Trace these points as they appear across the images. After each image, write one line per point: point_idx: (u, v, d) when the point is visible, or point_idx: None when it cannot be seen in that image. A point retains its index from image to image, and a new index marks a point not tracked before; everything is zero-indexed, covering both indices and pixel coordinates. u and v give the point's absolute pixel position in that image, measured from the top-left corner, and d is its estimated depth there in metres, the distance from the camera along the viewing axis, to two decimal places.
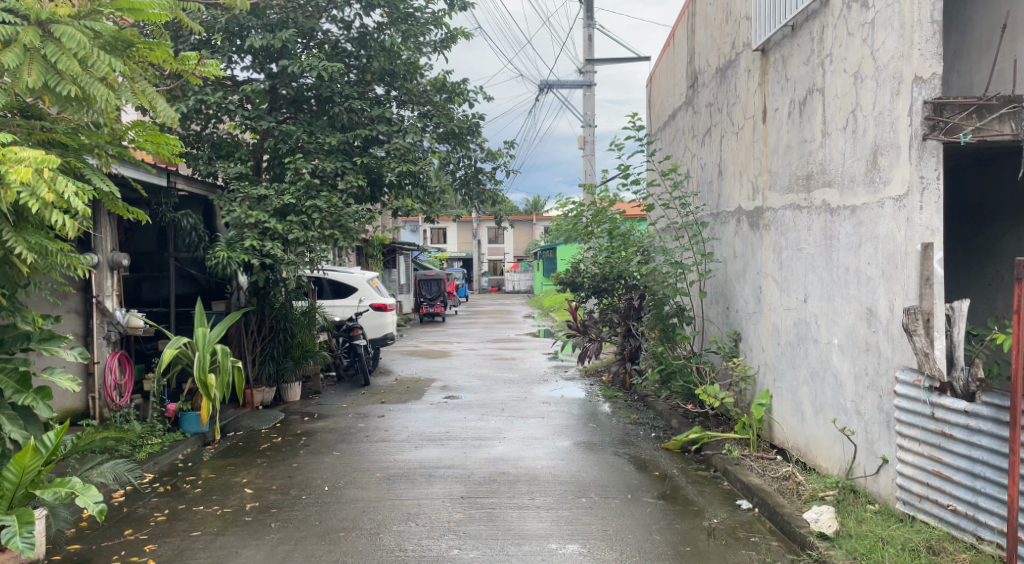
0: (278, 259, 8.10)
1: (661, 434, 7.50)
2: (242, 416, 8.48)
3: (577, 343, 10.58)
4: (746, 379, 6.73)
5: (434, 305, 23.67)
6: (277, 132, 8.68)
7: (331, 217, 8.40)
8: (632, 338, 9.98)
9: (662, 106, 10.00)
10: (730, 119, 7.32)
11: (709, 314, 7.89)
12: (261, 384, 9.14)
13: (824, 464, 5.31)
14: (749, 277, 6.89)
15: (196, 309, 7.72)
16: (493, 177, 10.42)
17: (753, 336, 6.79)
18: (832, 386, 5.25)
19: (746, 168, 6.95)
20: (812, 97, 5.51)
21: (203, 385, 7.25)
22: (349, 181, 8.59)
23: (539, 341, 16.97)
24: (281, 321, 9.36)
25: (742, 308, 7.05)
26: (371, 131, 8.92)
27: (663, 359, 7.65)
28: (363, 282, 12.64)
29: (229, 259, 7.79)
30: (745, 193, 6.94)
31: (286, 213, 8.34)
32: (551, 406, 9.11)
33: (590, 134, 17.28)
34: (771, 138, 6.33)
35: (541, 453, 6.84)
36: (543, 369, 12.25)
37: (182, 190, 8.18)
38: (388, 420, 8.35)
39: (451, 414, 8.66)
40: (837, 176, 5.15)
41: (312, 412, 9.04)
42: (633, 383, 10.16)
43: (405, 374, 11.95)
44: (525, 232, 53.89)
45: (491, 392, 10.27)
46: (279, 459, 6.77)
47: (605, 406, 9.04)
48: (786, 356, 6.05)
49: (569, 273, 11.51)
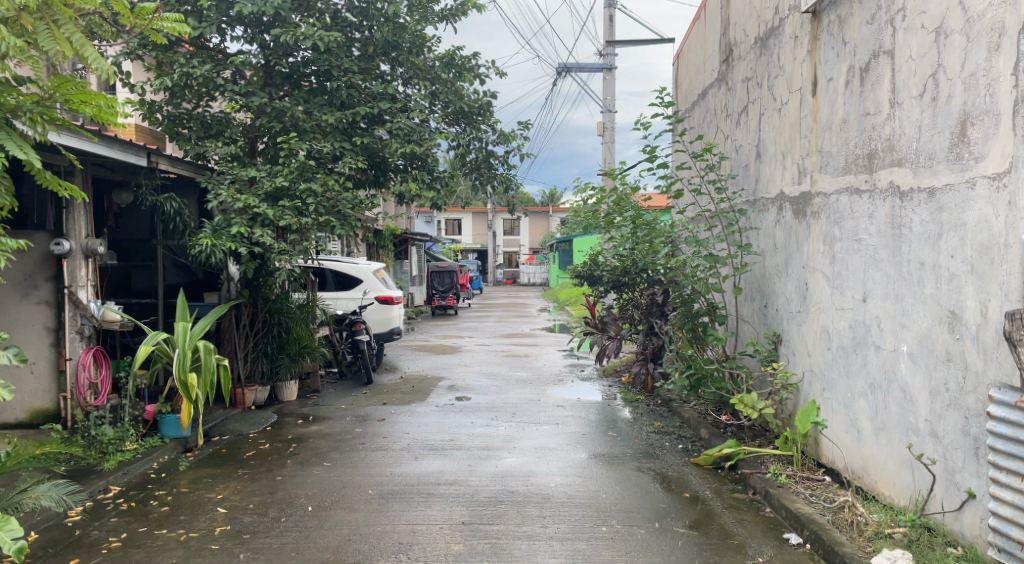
0: (269, 249, 7.34)
1: (689, 447, 6.71)
2: (230, 418, 7.80)
3: (596, 340, 9.96)
4: (788, 388, 5.96)
5: (446, 298, 22.96)
6: (270, 109, 7.95)
7: (328, 200, 7.71)
8: (654, 337, 9.34)
9: (691, 84, 9.18)
10: (772, 93, 6.51)
11: (743, 312, 7.11)
12: (254, 383, 8.48)
13: (888, 493, 4.55)
14: (793, 272, 6.12)
15: (178, 302, 7.03)
16: (506, 161, 9.65)
17: (797, 339, 6.02)
18: (899, 402, 4.47)
19: (790, 148, 6.15)
20: (877, 62, 4.70)
21: (183, 385, 6.58)
22: (348, 164, 7.89)
23: (556, 336, 16.25)
24: (276, 316, 8.67)
25: (784, 307, 6.27)
26: (373, 109, 8.19)
27: (693, 363, 6.90)
28: (368, 273, 11.91)
29: (214, 248, 7.01)
30: (789, 175, 6.14)
31: (278, 197, 7.64)
32: (566, 411, 8.37)
33: (610, 120, 16.43)
34: (822, 113, 5.52)
35: (555, 467, 6.10)
36: (558, 367, 11.48)
37: (167, 171, 7.50)
38: (389, 425, 7.64)
39: (457, 418, 7.93)
40: (908, 152, 4.35)
41: (308, 413, 8.36)
42: (656, 386, 9.32)
43: (412, 371, 11.25)
44: (541, 224, 53.08)
45: (502, 393, 9.52)
46: (263, 470, 6.08)
47: (625, 411, 8.30)
48: (838, 364, 5.27)
49: (587, 265, 10.80)
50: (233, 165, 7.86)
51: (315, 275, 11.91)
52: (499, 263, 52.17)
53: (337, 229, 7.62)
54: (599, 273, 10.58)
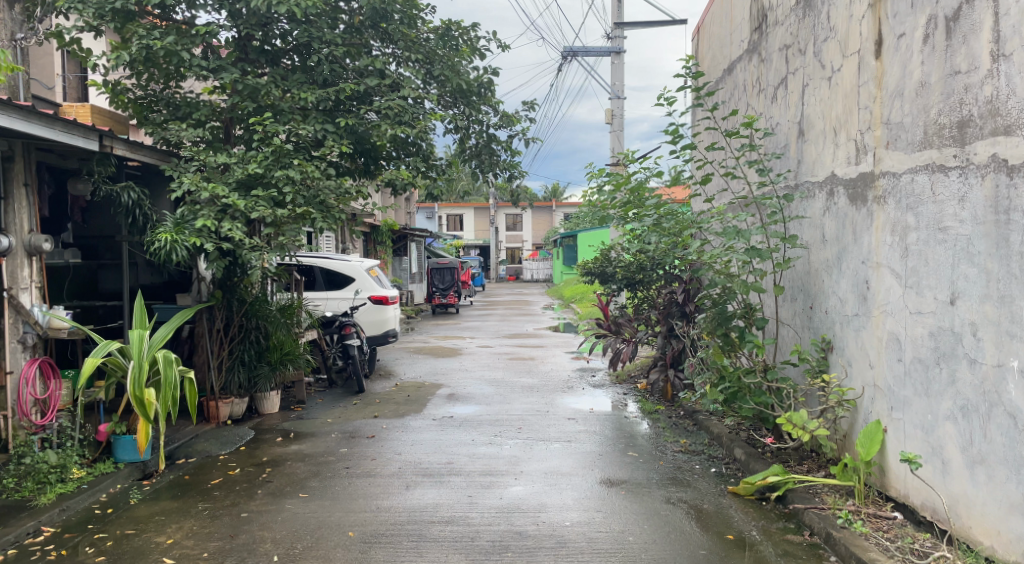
0: (239, 244, 6.40)
1: (724, 471, 5.81)
2: (201, 435, 6.92)
3: (609, 344, 9.24)
4: (844, 406, 5.07)
5: (447, 296, 22.06)
6: (242, 86, 6.99)
7: (307, 188, 6.81)
8: (674, 339, 8.48)
9: (715, 59, 8.24)
10: (819, 60, 5.60)
11: (782, 314, 6.20)
12: (230, 395, 7.61)
13: (989, 543, 3.72)
14: (847, 268, 5.23)
15: (135, 305, 6.15)
16: (509, 147, 8.74)
17: (853, 348, 5.12)
18: (1008, 432, 3.60)
19: (844, 122, 5.23)
20: (971, 6, 3.79)
21: (139, 403, 5.69)
22: (331, 148, 6.97)
23: (563, 336, 15.33)
24: (253, 319, 7.77)
25: (836, 309, 5.37)
26: (359, 86, 7.25)
27: (727, 374, 5.98)
28: (360, 271, 11.01)
29: (176, 244, 6.05)
30: (844, 155, 5.23)
31: (252, 186, 6.73)
32: (579, 424, 7.47)
33: (618, 107, 15.49)
34: (890, 77, 4.62)
35: (569, 499, 5.20)
36: (567, 372, 10.58)
37: (125, 158, 6.59)
38: (379, 444, 6.75)
39: (457, 435, 7.03)
40: (1022, 116, 3.48)
41: (290, 429, 7.47)
42: (677, 394, 8.41)
43: (408, 377, 10.36)
44: (544, 219, 52.16)
45: (506, 403, 8.63)
46: (227, 504, 5.18)
47: (644, 424, 7.40)
48: (913, 380, 4.39)
49: (599, 261, 9.92)
50: (201, 151, 6.97)
51: (303, 274, 11.01)
52: (501, 259, 51.26)
53: (316, 220, 6.71)
54: (611, 270, 9.72)
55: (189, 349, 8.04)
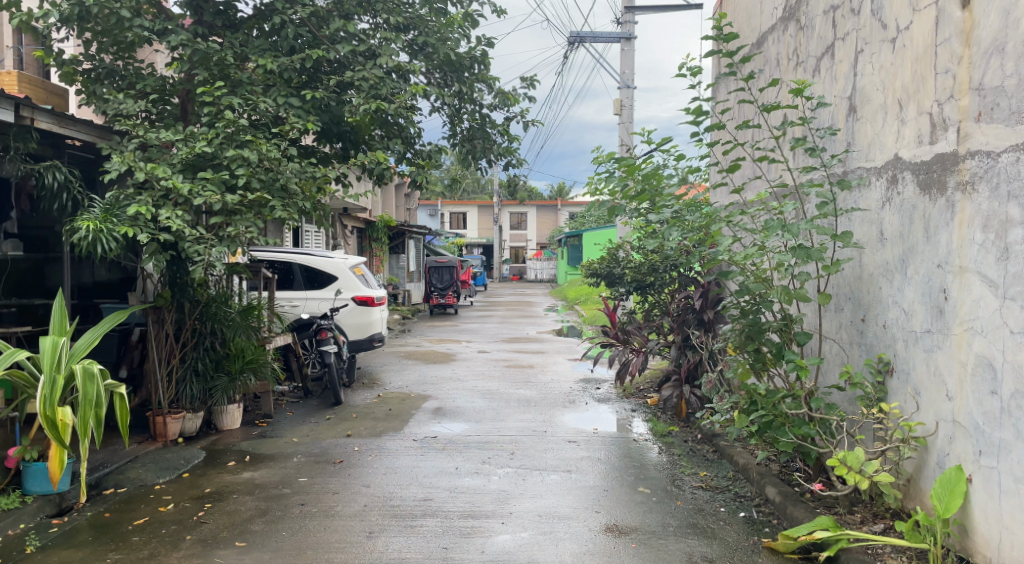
0: (180, 236, 5.41)
1: (755, 517, 4.80)
2: (141, 459, 5.94)
3: (615, 355, 8.24)
4: (911, 445, 4.07)
5: (445, 296, 21.01)
6: (192, 51, 5.98)
7: (265, 171, 5.83)
8: (689, 352, 7.62)
9: (741, 31, 7.22)
10: (880, 19, 4.59)
11: (825, 328, 5.19)
12: (182, 409, 6.62)
13: None
14: (914, 273, 4.24)
15: (55, 306, 5.18)
16: (506, 131, 7.76)
17: (923, 372, 4.12)
18: None
19: (914, 93, 4.23)
20: None
21: (49, 425, 4.69)
22: (295, 125, 5.98)
23: (565, 341, 14.35)
24: (208, 323, 6.79)
25: (899, 324, 4.37)
26: (329, 54, 6.24)
27: (760, 399, 4.95)
28: (344, 270, 10.03)
29: (102, 233, 5.05)
30: (913, 133, 4.23)
31: (201, 168, 5.75)
32: (580, 449, 6.47)
33: (627, 96, 14.47)
34: (985, 31, 3.63)
35: (567, 555, 4.20)
36: (568, 384, 9.57)
37: (52, 132, 5.58)
38: (346, 473, 5.76)
39: (438, 462, 6.04)
40: None
41: (248, 450, 6.48)
42: (692, 413, 7.41)
43: (393, 387, 9.38)
44: (549, 218, 51.10)
45: (499, 420, 7.64)
46: (143, 556, 4.19)
47: (655, 451, 6.40)
48: (1014, 419, 3.41)
49: (605, 262, 9.14)
50: (144, 125, 5.97)
51: (280, 271, 10.01)
52: (504, 258, 50.18)
53: (274, 208, 5.71)
54: (619, 271, 9.00)
55: (138, 355, 7.07)
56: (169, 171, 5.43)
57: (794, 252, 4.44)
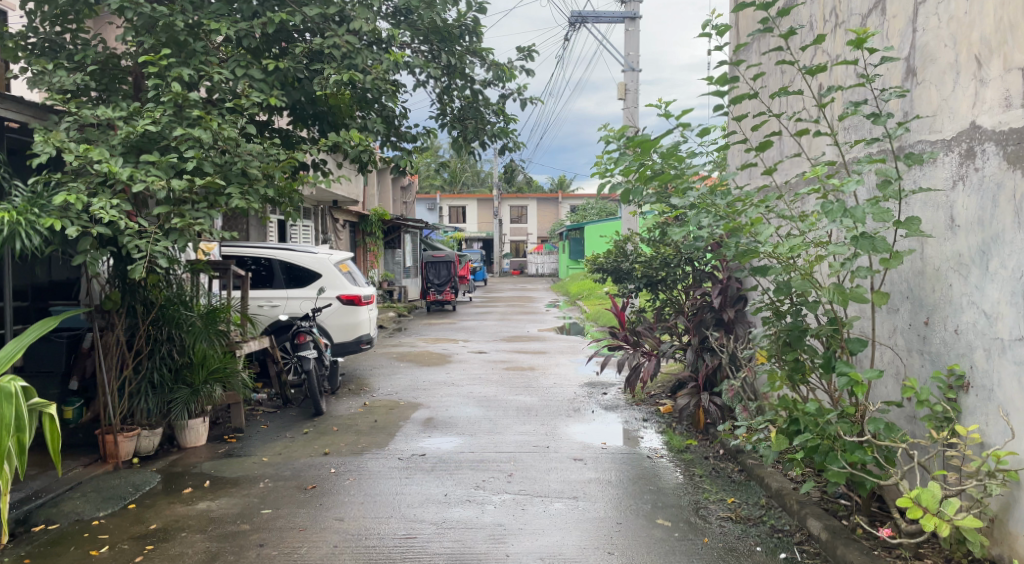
0: (117, 229, 4.61)
1: (799, 559, 4.02)
2: (83, 487, 5.15)
3: (624, 359, 7.45)
4: (1001, 482, 3.29)
5: (443, 292, 20.23)
6: (137, 17, 5.17)
7: (221, 153, 5.04)
8: (707, 355, 6.83)
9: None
10: None
11: (878, 333, 4.39)
12: (136, 426, 5.88)
13: None
14: (998, 269, 3.45)
15: None
16: (502, 110, 7.05)
17: (1013, 391, 3.34)
18: None
19: (998, 45, 3.43)
20: None
21: None
22: (256, 99, 5.18)
23: (569, 339, 13.56)
24: (164, 328, 6.04)
25: (977, 330, 3.58)
26: (294, 18, 5.44)
27: (802, 418, 4.16)
28: (328, 267, 9.26)
29: (20, 226, 4.21)
30: (998, 94, 3.43)
31: (147, 151, 4.95)
32: (588, 469, 5.68)
33: (633, 80, 13.64)
34: None
35: None
36: (572, 389, 8.78)
37: None
38: (317, 502, 4.98)
39: (425, 487, 5.26)
40: None
41: (210, 471, 5.70)
42: (711, 424, 6.62)
43: (380, 394, 8.59)
44: (549, 212, 50.23)
45: (496, 433, 6.85)
46: None
47: (673, 471, 5.61)
48: None
49: (612, 256, 8.34)
50: (84, 103, 5.16)
51: (259, 269, 9.20)
52: (504, 252, 49.35)
53: (231, 196, 4.92)
54: (627, 267, 8.16)
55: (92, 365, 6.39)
56: (106, 153, 4.64)
57: (854, 241, 3.59)
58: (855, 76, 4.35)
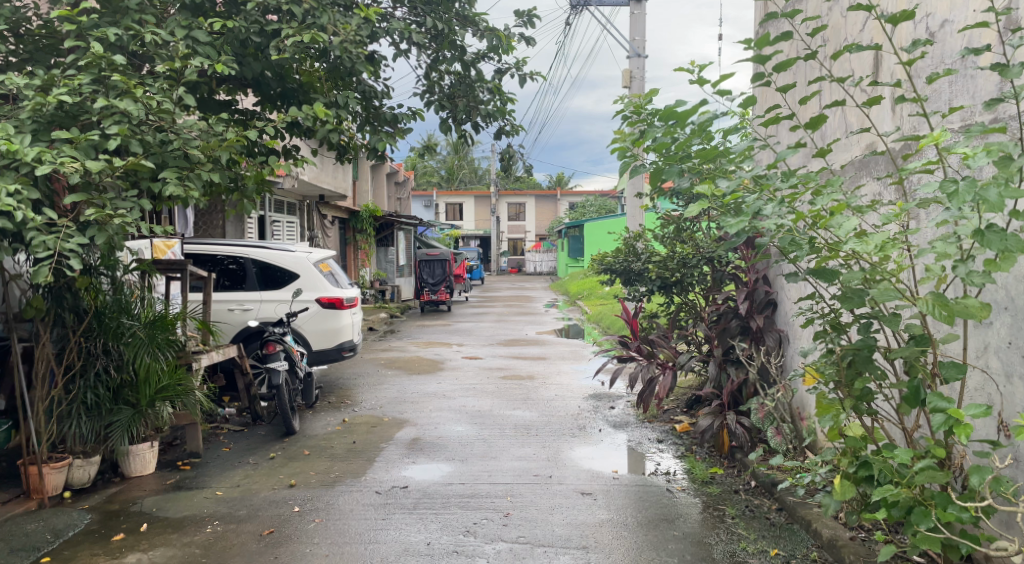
0: (19, 222, 3.69)
1: None
2: None
3: (636, 371, 6.53)
4: None
5: (437, 292, 19.31)
6: None
7: (155, 131, 4.19)
8: (733, 370, 5.93)
9: None
10: None
11: (968, 355, 3.49)
12: (67, 454, 5.01)
13: None
14: None
15: None
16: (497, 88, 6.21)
17: None
18: None
19: None
20: None
21: None
22: (199, 63, 4.30)
23: (571, 344, 12.68)
24: (101, 340, 5.14)
25: None
26: None
27: (876, 463, 3.28)
28: (307, 266, 8.38)
29: None
30: None
31: (65, 126, 4.06)
32: (599, 507, 4.79)
33: (638, 67, 12.74)
34: None
35: None
36: (577, 402, 7.90)
37: None
38: (272, 554, 4.10)
39: (405, 532, 4.38)
40: None
41: (151, 509, 4.82)
42: (737, 449, 5.73)
43: (363, 408, 7.70)
44: (547, 209, 49.28)
45: (491, 457, 5.97)
46: None
47: (701, 511, 4.72)
48: None
49: (622, 255, 7.45)
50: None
51: (231, 268, 8.31)
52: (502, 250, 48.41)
53: (166, 182, 4.03)
54: (639, 267, 7.29)
55: None
56: (8, 128, 3.74)
57: (976, 236, 2.65)
58: (932, 28, 3.51)
